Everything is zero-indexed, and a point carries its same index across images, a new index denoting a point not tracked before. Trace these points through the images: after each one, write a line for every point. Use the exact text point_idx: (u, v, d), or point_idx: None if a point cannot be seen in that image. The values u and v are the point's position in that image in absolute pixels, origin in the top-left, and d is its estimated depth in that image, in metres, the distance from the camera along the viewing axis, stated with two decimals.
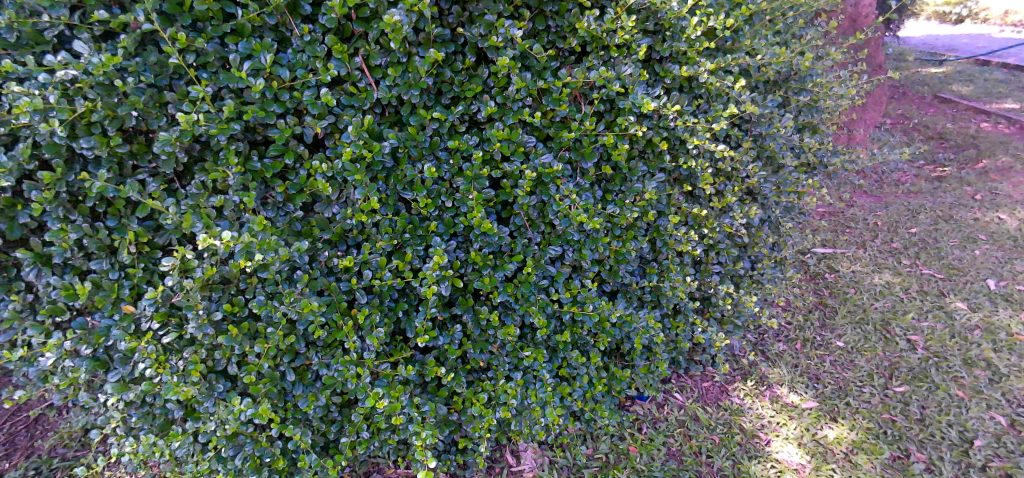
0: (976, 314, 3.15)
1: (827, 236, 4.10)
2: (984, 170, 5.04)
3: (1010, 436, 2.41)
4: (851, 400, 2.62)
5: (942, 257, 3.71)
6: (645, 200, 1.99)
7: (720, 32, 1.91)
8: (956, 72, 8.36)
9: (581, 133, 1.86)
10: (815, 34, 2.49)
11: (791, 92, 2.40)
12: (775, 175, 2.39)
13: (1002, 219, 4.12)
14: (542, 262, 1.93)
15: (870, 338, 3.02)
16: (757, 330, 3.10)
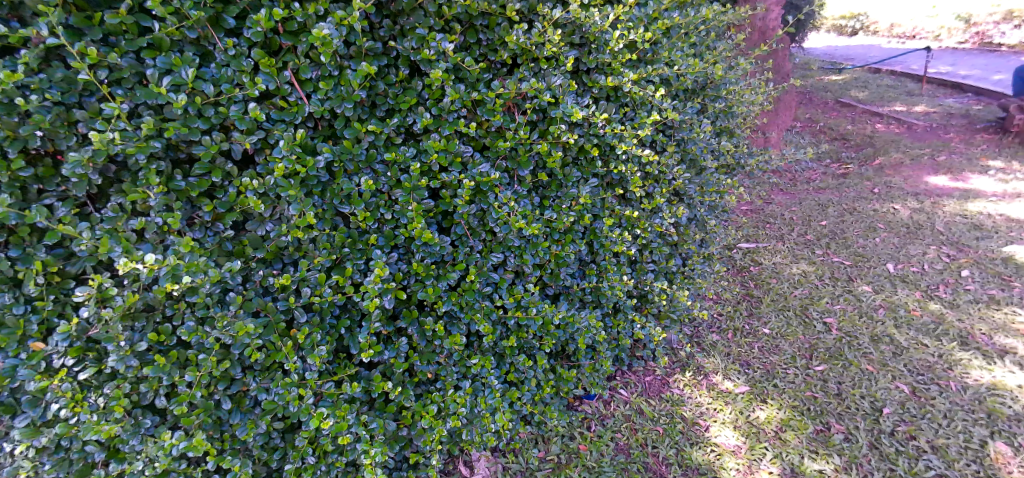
0: (880, 295, 3.47)
1: (752, 231, 4.38)
2: (879, 166, 5.59)
3: (912, 402, 2.66)
4: (778, 382, 2.81)
5: (850, 246, 4.06)
6: (581, 205, 2.04)
7: (640, 45, 2.00)
8: (851, 82, 9.42)
9: (516, 142, 1.87)
10: (726, 47, 2.68)
11: (709, 100, 2.57)
12: (699, 177, 2.54)
13: (897, 209, 4.59)
14: (485, 270, 1.93)
15: (792, 323, 3.26)
16: (692, 323, 3.27)
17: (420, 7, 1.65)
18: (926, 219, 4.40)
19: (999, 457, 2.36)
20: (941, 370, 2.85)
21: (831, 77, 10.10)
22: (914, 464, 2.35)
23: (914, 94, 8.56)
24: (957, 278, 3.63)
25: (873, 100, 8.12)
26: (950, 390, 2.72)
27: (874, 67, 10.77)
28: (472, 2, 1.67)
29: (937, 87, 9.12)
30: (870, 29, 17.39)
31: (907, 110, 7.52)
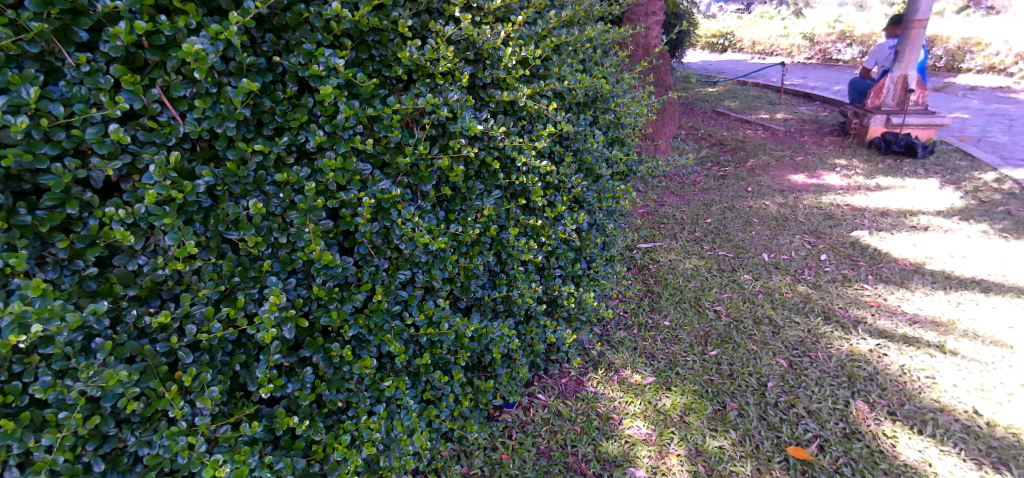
0: (759, 282, 3.83)
1: (648, 232, 4.67)
2: (752, 167, 6.20)
3: (790, 374, 2.96)
4: (679, 369, 3.00)
5: (732, 239, 4.45)
6: (486, 216, 2.06)
7: (533, 61, 2.06)
8: (725, 93, 10.41)
9: (416, 158, 1.85)
10: (612, 64, 2.86)
11: (600, 112, 2.71)
12: (596, 184, 2.66)
13: (768, 204, 5.11)
14: (393, 289, 1.88)
15: (688, 314, 3.50)
16: (601, 323, 3.41)
17: (307, 21, 1.59)
18: (792, 212, 4.94)
19: (860, 413, 2.69)
20: (811, 343, 3.20)
21: (707, 89, 11.09)
22: (795, 428, 2.61)
23: (775, 102, 9.63)
24: (818, 261, 4.10)
25: (742, 109, 9.02)
26: (819, 360, 3.07)
27: (741, 80, 11.97)
28: (361, 18, 1.63)
29: (793, 96, 10.33)
30: (737, 46, 19.34)
31: (771, 117, 8.43)
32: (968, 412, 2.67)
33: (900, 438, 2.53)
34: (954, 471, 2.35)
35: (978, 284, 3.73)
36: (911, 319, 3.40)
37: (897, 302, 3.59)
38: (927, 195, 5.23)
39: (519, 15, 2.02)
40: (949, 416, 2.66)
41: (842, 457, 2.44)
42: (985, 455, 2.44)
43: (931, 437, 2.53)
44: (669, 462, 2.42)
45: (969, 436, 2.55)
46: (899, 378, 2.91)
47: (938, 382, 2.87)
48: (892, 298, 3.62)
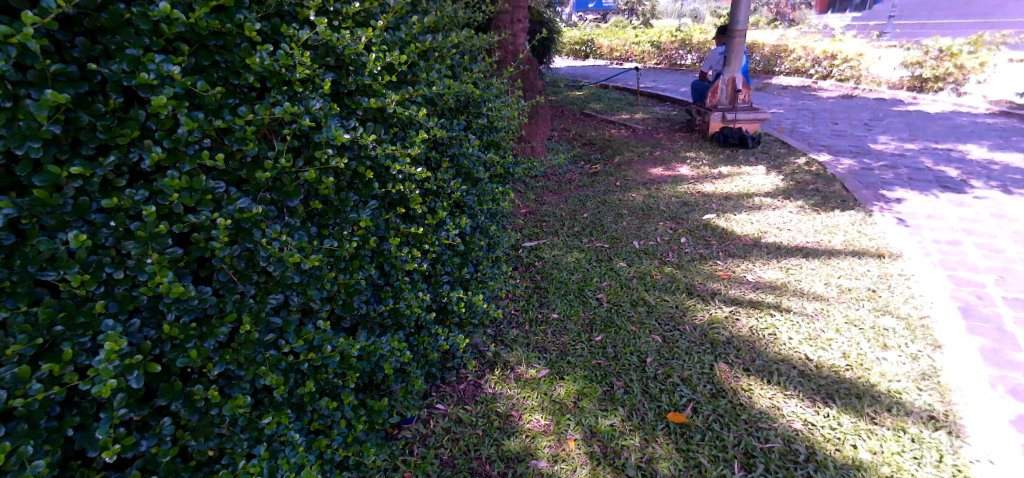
0: (632, 268, 4.11)
1: (530, 230, 4.80)
2: (618, 163, 6.65)
3: (664, 348, 3.21)
4: (570, 358, 3.12)
5: (606, 231, 4.73)
6: (363, 228, 1.95)
7: (398, 67, 1.99)
8: (590, 96, 11.08)
9: (279, 171, 1.69)
10: (480, 69, 2.88)
11: (472, 116, 2.71)
12: (475, 188, 2.66)
13: (635, 197, 5.51)
14: (263, 317, 1.70)
15: (573, 304, 3.65)
16: (493, 323, 3.44)
17: (129, 24, 1.39)
18: (657, 203, 5.37)
19: (722, 373, 3.01)
20: (680, 317, 3.50)
21: (574, 92, 11.72)
22: (672, 396, 2.85)
23: (634, 103, 10.44)
24: (679, 244, 4.50)
25: (606, 110, 9.65)
26: (687, 331, 3.36)
27: (603, 83, 12.80)
28: (198, 20, 1.46)
29: (648, 97, 11.27)
30: (596, 52, 20.68)
31: (631, 117, 9.12)
32: (802, 359, 3.10)
33: (754, 391, 2.88)
34: (796, 412, 2.73)
35: (801, 250, 4.33)
36: (755, 286, 3.86)
37: (743, 272, 4.05)
38: (762, 180, 5.97)
39: (380, 19, 1.94)
40: (788, 365, 3.06)
41: (712, 415, 2.72)
42: (817, 393, 2.85)
43: (777, 385, 2.91)
44: (568, 448, 2.52)
45: (805, 379, 2.96)
46: (749, 338, 3.30)
47: (779, 337, 3.30)
48: (739, 270, 4.08)
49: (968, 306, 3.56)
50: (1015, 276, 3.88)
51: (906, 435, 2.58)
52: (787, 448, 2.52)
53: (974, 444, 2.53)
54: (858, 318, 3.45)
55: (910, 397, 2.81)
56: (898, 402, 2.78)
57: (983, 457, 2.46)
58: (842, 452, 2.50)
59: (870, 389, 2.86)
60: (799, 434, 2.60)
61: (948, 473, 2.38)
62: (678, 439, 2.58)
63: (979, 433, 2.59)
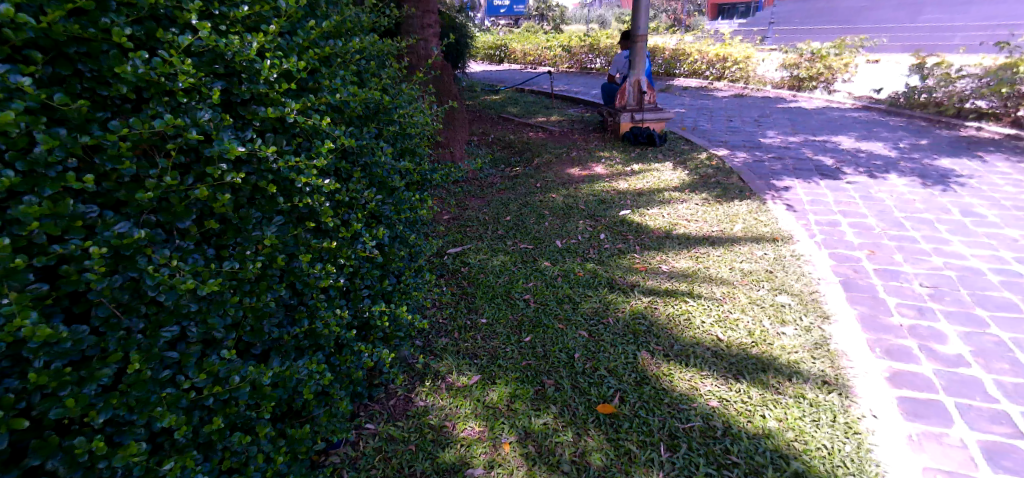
0: (556, 266, 4.17)
1: (454, 236, 4.74)
2: (537, 165, 6.75)
3: (591, 342, 3.28)
4: (500, 362, 3.11)
5: (530, 232, 4.78)
6: (269, 247, 1.81)
7: (297, 73, 1.87)
8: (506, 99, 11.20)
9: (165, 191, 1.53)
10: (389, 74, 2.79)
11: (383, 124, 2.61)
12: (391, 198, 2.56)
13: (555, 197, 5.61)
14: (157, 353, 1.53)
15: (501, 307, 3.64)
16: (421, 334, 3.36)
17: None
18: (576, 202, 5.50)
19: (645, 360, 3.12)
20: (603, 311, 3.60)
21: (490, 96, 11.80)
22: (600, 388, 2.92)
23: (549, 106, 10.67)
24: (599, 241, 4.63)
25: (523, 113, 9.79)
26: (610, 324, 3.46)
27: (518, 87, 12.99)
28: (52, 24, 1.29)
29: (562, 99, 11.57)
30: (510, 57, 20.97)
31: (547, 119, 9.30)
32: (714, 340, 3.29)
33: (674, 375, 3.01)
34: (712, 391, 2.88)
35: (709, 239, 4.60)
36: (670, 275, 4.05)
37: (658, 263, 4.24)
38: (671, 175, 6.29)
39: (273, 22, 1.81)
40: (702, 347, 3.23)
41: (638, 402, 2.81)
42: (729, 371, 3.03)
43: (694, 367, 3.06)
44: (503, 453, 2.50)
45: (717, 358, 3.14)
46: (667, 325, 3.45)
47: (693, 321, 3.47)
48: (655, 261, 4.27)
49: (849, 279, 3.95)
50: (884, 250, 4.36)
51: (806, 401, 2.81)
52: (705, 426, 2.66)
53: (861, 402, 2.80)
54: (760, 298, 3.71)
55: (806, 366, 3.05)
56: (796, 372, 3.01)
57: (868, 413, 2.73)
58: (754, 423, 2.67)
59: (773, 362, 3.08)
60: (716, 410, 2.75)
61: (841, 431, 2.61)
62: (608, 430, 2.64)
63: (864, 392, 2.86)
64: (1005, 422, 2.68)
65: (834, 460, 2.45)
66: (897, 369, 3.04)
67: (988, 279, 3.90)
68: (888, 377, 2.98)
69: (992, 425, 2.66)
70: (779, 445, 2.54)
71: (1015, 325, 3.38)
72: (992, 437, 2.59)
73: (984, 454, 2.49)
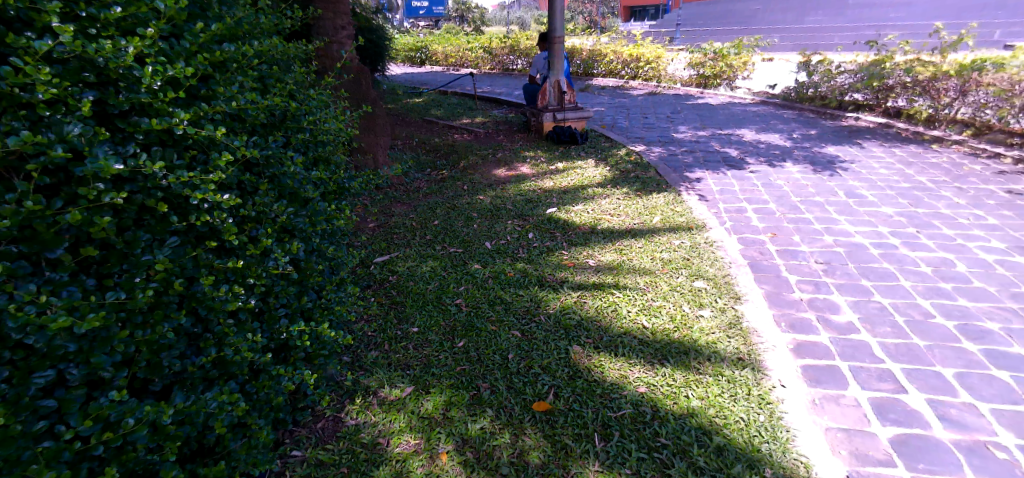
0: (487, 268, 4.15)
1: (381, 244, 4.60)
2: (463, 167, 6.70)
3: (524, 341, 3.28)
4: (434, 370, 3.04)
5: (459, 236, 4.72)
6: (162, 272, 1.64)
7: (185, 81, 1.71)
8: (430, 102, 11.06)
9: (27, 217, 1.34)
10: (296, 78, 2.63)
11: (292, 132, 2.46)
12: (305, 209, 2.40)
13: (483, 199, 5.59)
14: (27, 404, 1.35)
15: (433, 314, 3.56)
16: (350, 349, 3.22)
17: None
18: (504, 202, 5.51)
19: (576, 354, 3.16)
20: (534, 309, 3.61)
21: (413, 99, 11.60)
22: (535, 386, 2.92)
23: (473, 107, 10.64)
24: (528, 240, 4.65)
25: (446, 115, 9.70)
26: (542, 322, 3.47)
27: (440, 89, 12.87)
28: None
29: (485, 100, 11.59)
30: (431, 59, 20.75)
31: (471, 121, 9.26)
32: (640, 328, 3.39)
33: (604, 365, 3.07)
34: (641, 377, 2.97)
35: (631, 232, 4.75)
36: (597, 269, 4.14)
37: (585, 258, 4.32)
38: (595, 172, 6.45)
39: (152, 25, 1.64)
40: (629, 336, 3.32)
41: (571, 396, 2.84)
42: (655, 356, 3.14)
43: (623, 357, 3.14)
44: (441, 463, 2.44)
45: (643, 345, 3.24)
46: (596, 318, 3.51)
47: (620, 312, 3.56)
48: (582, 256, 4.35)
49: (756, 261, 4.22)
50: (785, 232, 4.70)
51: (723, 378, 2.96)
52: (635, 412, 2.73)
53: (771, 374, 2.99)
54: (680, 285, 3.88)
55: (723, 346, 3.21)
56: (714, 352, 3.16)
57: (778, 384, 2.92)
58: (678, 404, 2.77)
59: (694, 345, 3.22)
60: (645, 396, 2.83)
61: (756, 403, 2.78)
62: (544, 427, 2.64)
63: (773, 364, 3.06)
64: (890, 379, 2.95)
65: (751, 432, 2.60)
66: (801, 341, 3.28)
67: (872, 253, 4.30)
68: (794, 349, 3.21)
69: (881, 383, 2.92)
70: (703, 423, 2.66)
71: (895, 292, 3.74)
72: (881, 394, 2.85)
73: (876, 411, 2.73)
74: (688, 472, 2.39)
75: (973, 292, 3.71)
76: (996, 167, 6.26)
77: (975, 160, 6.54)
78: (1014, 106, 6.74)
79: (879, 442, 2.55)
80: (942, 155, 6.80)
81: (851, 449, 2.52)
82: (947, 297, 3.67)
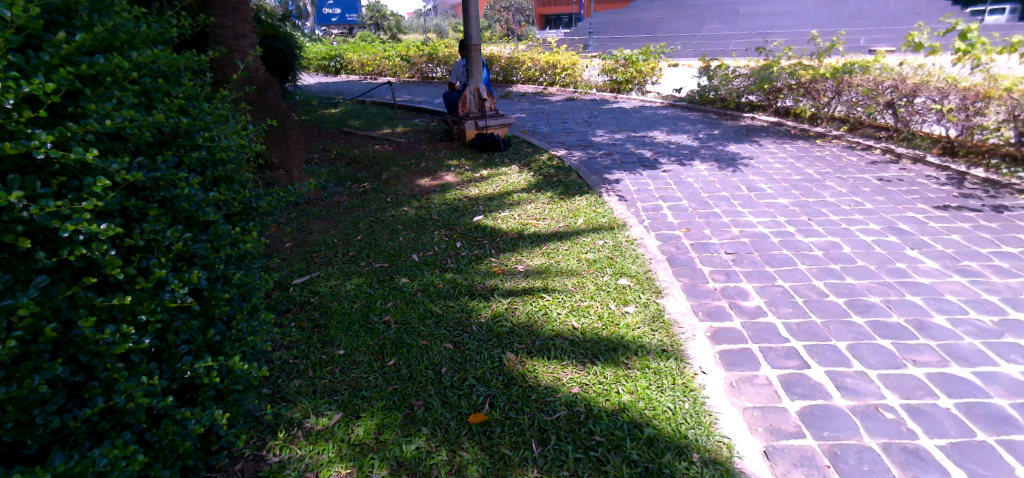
0: (415, 282, 4.02)
1: (301, 264, 4.34)
2: (385, 178, 6.51)
3: (457, 353, 3.20)
4: (364, 392, 2.89)
5: (384, 250, 4.56)
6: (28, 317, 1.43)
7: (45, 97, 1.51)
8: (348, 112, 10.70)
9: None
10: (188, 91, 2.41)
11: (187, 150, 2.24)
12: (205, 233, 2.19)
13: (407, 210, 5.44)
14: None
15: (360, 334, 3.40)
16: (270, 380, 3.00)
17: None
18: (429, 213, 5.39)
19: (510, 361, 3.13)
20: (466, 320, 3.54)
21: (329, 109, 11.17)
22: (470, 399, 2.85)
23: (393, 117, 10.41)
24: (456, 250, 4.57)
25: (365, 126, 9.41)
26: (474, 332, 3.41)
27: (358, 99, 12.49)
28: None
29: (406, 109, 11.38)
30: (346, 68, 20.13)
31: (391, 131, 9.04)
32: (570, 329, 3.42)
33: (538, 370, 3.06)
34: (574, 378, 2.98)
35: (557, 235, 4.81)
36: (526, 274, 4.14)
37: (514, 264, 4.31)
38: (519, 178, 6.49)
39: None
40: (560, 338, 3.34)
41: (507, 405, 2.80)
42: (586, 355, 3.17)
43: (555, 359, 3.14)
44: None
45: (574, 346, 3.26)
46: (528, 323, 3.50)
47: (550, 315, 3.57)
48: (511, 263, 4.33)
49: (673, 256, 4.40)
50: (697, 227, 4.95)
51: (650, 370, 3.04)
52: (570, 413, 2.74)
53: (693, 362, 3.11)
54: (606, 284, 3.96)
55: (648, 339, 3.31)
56: (640, 346, 3.24)
57: (700, 370, 3.04)
58: (610, 400, 2.81)
59: (622, 341, 3.29)
60: (579, 396, 2.85)
61: (681, 391, 2.87)
62: (481, 439, 2.58)
63: (695, 353, 3.19)
64: (795, 357, 3.16)
65: (678, 420, 2.68)
66: (717, 328, 3.44)
67: (773, 241, 4.62)
68: (712, 336, 3.37)
69: (787, 361, 3.12)
70: (633, 416, 2.71)
71: (793, 276, 4.03)
72: (788, 371, 3.04)
73: (784, 387, 2.92)
74: (623, 466, 2.43)
75: (857, 271, 4.07)
76: (869, 158, 6.95)
77: (853, 152, 7.24)
78: (880, 103, 7.40)
79: (790, 417, 2.72)
80: (826, 149, 7.46)
81: (766, 426, 2.67)
82: (836, 277, 4.00)
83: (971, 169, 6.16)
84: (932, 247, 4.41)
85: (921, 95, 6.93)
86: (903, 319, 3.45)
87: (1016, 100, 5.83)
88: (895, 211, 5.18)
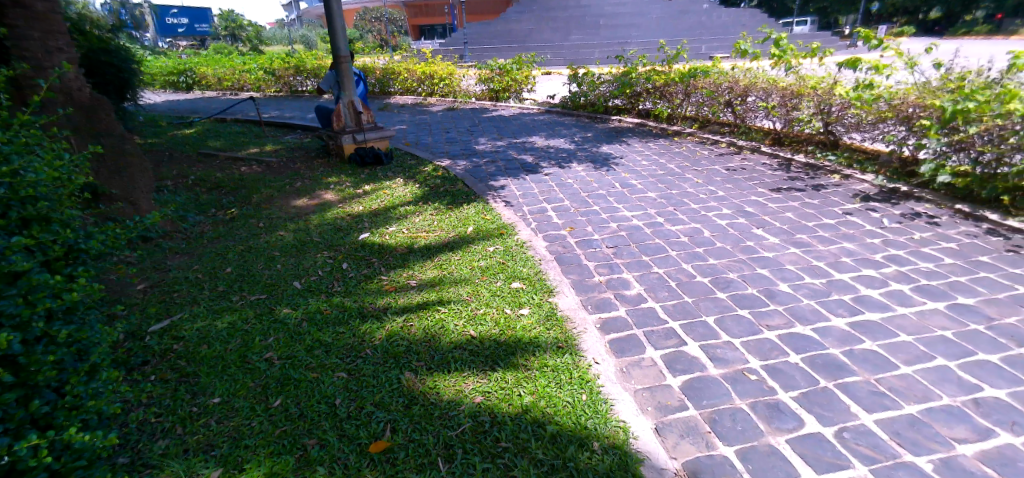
0: (298, 311, 3.73)
1: (160, 307, 3.83)
2: (255, 202, 5.99)
3: (352, 381, 3.00)
4: (247, 441, 2.60)
5: (259, 280, 4.18)
6: None
7: None
8: (206, 132, 9.72)
9: None
10: None
11: None
12: (13, 287, 1.85)
13: (283, 235, 5.06)
14: None
15: (237, 377, 3.06)
16: (129, 447, 2.59)
17: None
18: (309, 235, 5.05)
19: (410, 381, 2.99)
20: (359, 344, 3.33)
21: (184, 130, 10.07)
22: (369, 427, 2.68)
23: (260, 135, 9.66)
24: (342, 271, 4.32)
25: (228, 146, 8.63)
26: (369, 356, 3.22)
27: (218, 118, 11.41)
28: None
29: (274, 127, 10.62)
30: (201, 82, 18.33)
31: (259, 150, 8.38)
32: (469, 339, 3.36)
33: (439, 385, 2.96)
34: (476, 387, 2.93)
35: (448, 246, 4.73)
36: (419, 288, 4.02)
37: (406, 279, 4.17)
38: (404, 191, 6.31)
39: None
40: (460, 349, 3.26)
41: (409, 427, 2.67)
42: (486, 363, 3.13)
43: (456, 372, 3.06)
44: None
45: (474, 355, 3.21)
46: (425, 339, 3.38)
47: (447, 327, 3.48)
48: (402, 278, 4.18)
49: (561, 255, 4.53)
50: (580, 225, 5.14)
51: (547, 368, 3.07)
52: (475, 423, 2.68)
53: (586, 354, 3.21)
54: (499, 289, 3.96)
55: (543, 337, 3.35)
56: (536, 345, 3.28)
57: (593, 361, 3.14)
58: (512, 404, 2.79)
59: (519, 343, 3.29)
60: (482, 405, 2.80)
61: (577, 383, 2.94)
62: (386, 468, 2.44)
63: (588, 345, 3.29)
64: (673, 336, 3.38)
65: (577, 412, 2.73)
66: (605, 319, 3.59)
67: (646, 232, 4.93)
68: (601, 328, 3.49)
69: (666, 341, 3.33)
70: (536, 416, 2.71)
71: (665, 262, 4.33)
72: (668, 350, 3.24)
73: (667, 365, 3.10)
74: (530, 467, 2.42)
75: (717, 252, 4.47)
76: (717, 151, 7.72)
77: (705, 147, 8.01)
78: (721, 103, 8.28)
79: (673, 392, 2.90)
80: (684, 145, 8.17)
81: (654, 405, 2.82)
82: (700, 259, 4.36)
83: (796, 155, 7.09)
84: (772, 225, 4.97)
85: (751, 95, 7.82)
86: (756, 291, 3.84)
87: (821, 96, 6.70)
88: (741, 196, 5.79)
